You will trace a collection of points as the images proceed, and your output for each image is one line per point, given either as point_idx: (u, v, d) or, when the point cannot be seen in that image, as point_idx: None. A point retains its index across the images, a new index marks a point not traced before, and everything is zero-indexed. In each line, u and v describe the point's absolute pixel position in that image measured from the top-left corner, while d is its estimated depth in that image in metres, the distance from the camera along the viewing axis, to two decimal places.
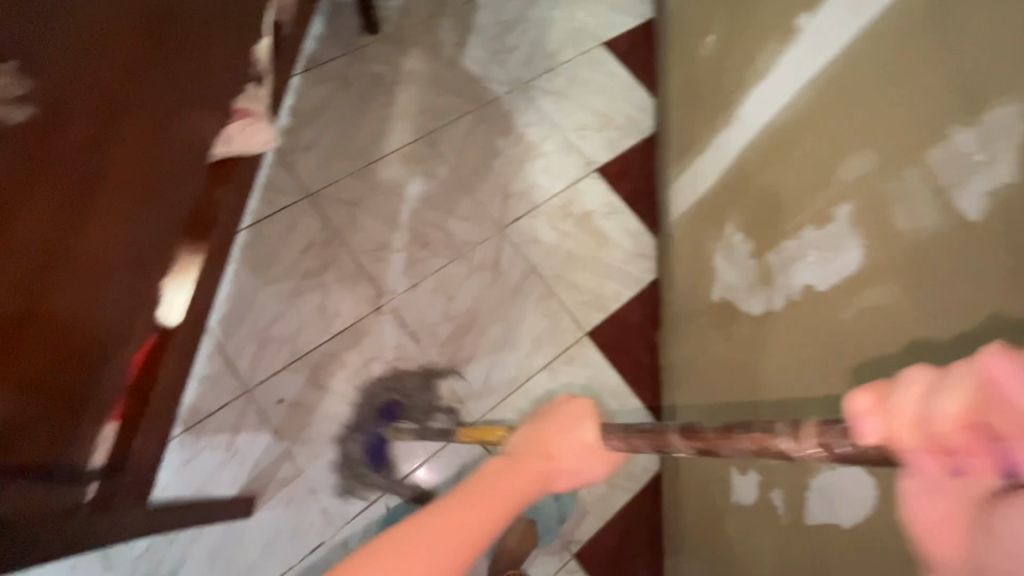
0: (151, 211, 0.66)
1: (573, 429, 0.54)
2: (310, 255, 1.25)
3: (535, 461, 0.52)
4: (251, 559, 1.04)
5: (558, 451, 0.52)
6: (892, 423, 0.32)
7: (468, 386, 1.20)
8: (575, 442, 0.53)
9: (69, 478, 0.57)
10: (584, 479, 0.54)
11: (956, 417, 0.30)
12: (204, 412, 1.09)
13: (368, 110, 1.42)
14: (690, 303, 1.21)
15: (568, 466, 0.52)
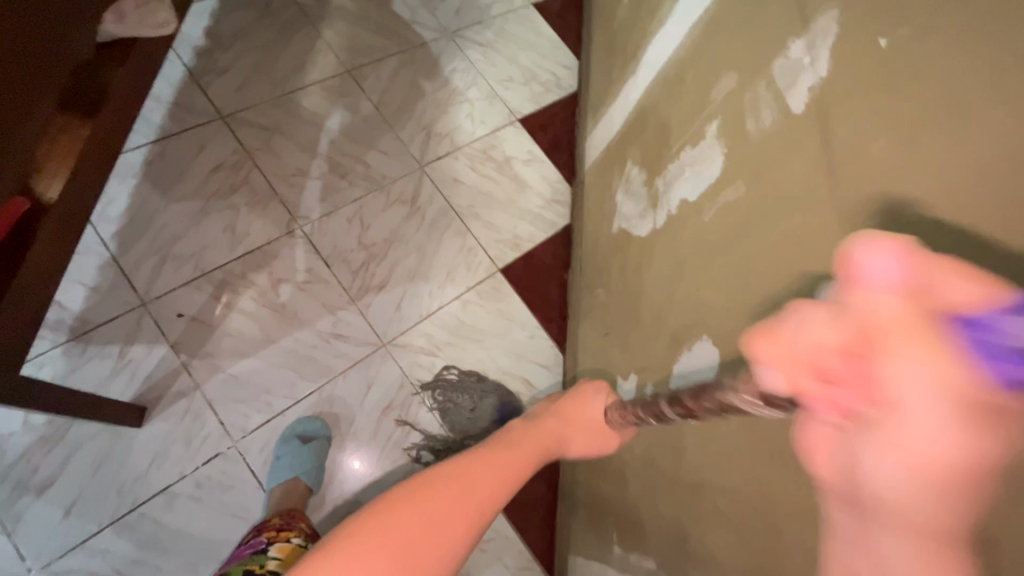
0: (27, 59, 0.64)
1: (585, 403, 0.83)
2: (219, 176, 1.22)
3: (547, 427, 0.74)
4: (140, 468, 0.99)
5: (570, 428, 0.78)
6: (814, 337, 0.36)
7: (381, 312, 1.21)
8: (587, 412, 0.82)
9: None
10: (588, 446, 0.79)
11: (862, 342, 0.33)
12: (91, 322, 1.05)
13: (291, 41, 1.40)
14: (597, 239, 1.27)
15: (572, 434, 0.78)
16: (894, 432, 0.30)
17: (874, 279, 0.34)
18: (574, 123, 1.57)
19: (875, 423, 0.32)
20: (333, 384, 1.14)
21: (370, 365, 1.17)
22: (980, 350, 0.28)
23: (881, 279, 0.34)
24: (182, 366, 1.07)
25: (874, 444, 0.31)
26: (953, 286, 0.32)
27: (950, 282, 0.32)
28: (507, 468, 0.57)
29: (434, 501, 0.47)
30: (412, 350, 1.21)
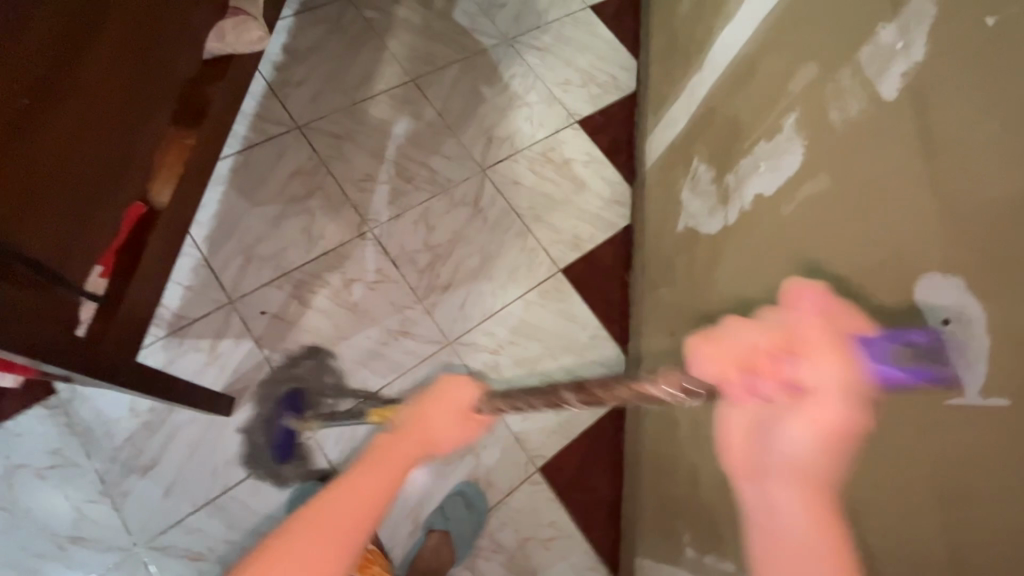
0: (150, 78, 0.71)
1: (444, 403, 0.57)
2: (296, 182, 1.29)
3: (413, 432, 0.55)
4: (229, 454, 1.07)
5: (432, 423, 0.56)
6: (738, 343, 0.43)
7: (447, 311, 1.25)
8: (445, 417, 0.56)
9: (68, 296, 0.65)
10: (455, 437, 0.57)
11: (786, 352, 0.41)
12: (186, 318, 1.13)
13: (360, 52, 1.47)
14: (661, 238, 1.26)
15: (419, 439, 0.55)
16: (789, 425, 0.40)
17: (804, 304, 0.43)
18: (633, 123, 1.57)
19: (798, 408, 0.40)
20: (403, 380, 1.18)
21: (437, 362, 1.21)
22: (873, 357, 0.40)
23: (805, 302, 0.43)
24: (266, 360, 1.14)
25: (794, 430, 0.40)
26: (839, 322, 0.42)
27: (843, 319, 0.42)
28: (367, 506, 0.48)
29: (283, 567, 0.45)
30: (476, 348, 1.24)
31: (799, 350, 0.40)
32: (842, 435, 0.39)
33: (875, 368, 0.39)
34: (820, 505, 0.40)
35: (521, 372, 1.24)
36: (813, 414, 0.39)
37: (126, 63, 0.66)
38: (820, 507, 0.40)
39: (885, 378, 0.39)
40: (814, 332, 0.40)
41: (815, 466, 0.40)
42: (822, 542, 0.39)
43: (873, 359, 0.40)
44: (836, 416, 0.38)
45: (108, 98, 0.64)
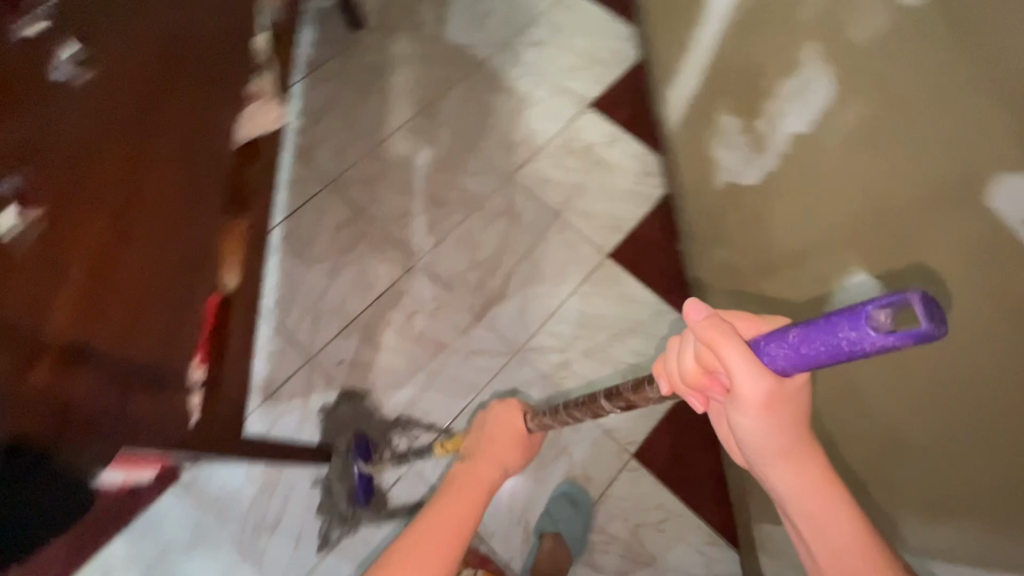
0: (199, 179, 0.76)
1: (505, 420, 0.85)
2: (341, 234, 1.36)
3: (486, 454, 0.80)
4: (344, 500, 1.14)
5: (498, 443, 0.82)
6: (682, 366, 0.51)
7: (507, 322, 1.27)
8: (509, 426, 0.84)
9: (171, 395, 0.71)
10: (513, 458, 0.82)
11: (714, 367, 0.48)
12: (275, 382, 1.22)
13: (369, 97, 1.53)
14: (702, 200, 1.22)
15: (497, 458, 0.80)
16: (741, 415, 0.49)
17: (694, 322, 0.47)
18: (646, 91, 1.53)
19: (750, 410, 0.48)
20: (484, 397, 1.21)
21: (511, 373, 1.24)
22: (778, 353, 0.44)
23: (696, 318, 0.47)
24: (354, 405, 1.20)
25: (747, 422, 0.49)
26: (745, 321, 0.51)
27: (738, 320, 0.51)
28: (456, 522, 0.67)
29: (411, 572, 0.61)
30: (544, 351, 1.25)
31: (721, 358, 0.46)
32: (782, 414, 0.48)
33: (778, 361, 0.44)
34: (797, 460, 0.51)
35: (594, 364, 1.24)
36: (756, 410, 0.47)
37: (177, 172, 0.71)
38: (804, 458, 0.52)
39: (814, 362, 0.42)
40: (721, 343, 0.45)
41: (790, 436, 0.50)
42: (816, 483, 0.52)
43: (812, 348, 0.41)
44: (759, 397, 0.46)
45: (168, 210, 0.69)
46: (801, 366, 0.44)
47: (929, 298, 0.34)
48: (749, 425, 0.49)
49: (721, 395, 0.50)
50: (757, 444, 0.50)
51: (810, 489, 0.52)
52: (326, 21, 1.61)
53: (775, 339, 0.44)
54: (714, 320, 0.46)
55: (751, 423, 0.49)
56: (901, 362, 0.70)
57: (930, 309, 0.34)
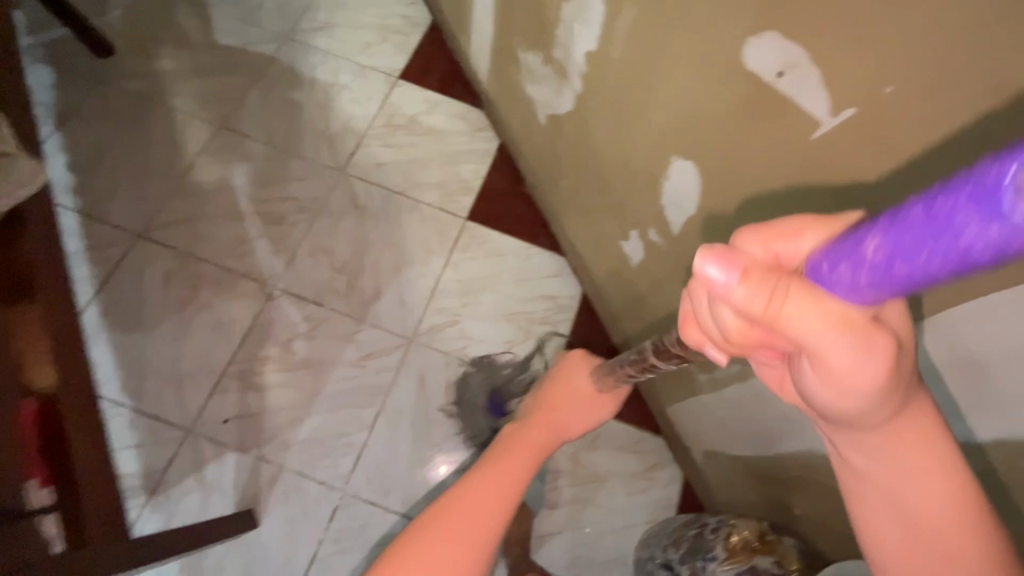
0: None
1: (569, 375, 0.81)
2: (174, 286, 1.20)
3: (545, 418, 0.76)
4: (282, 557, 1.05)
5: (562, 407, 0.78)
6: (729, 321, 0.41)
7: (391, 315, 1.23)
8: (573, 388, 0.80)
9: (19, 525, 0.59)
10: (578, 426, 0.78)
11: (780, 320, 0.38)
12: (156, 470, 1.07)
13: (150, 128, 1.33)
14: (532, 139, 1.26)
15: (563, 415, 0.78)
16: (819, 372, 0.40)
17: (732, 301, 0.39)
18: (448, 50, 1.52)
19: (849, 356, 0.38)
20: (392, 397, 1.17)
21: (411, 363, 1.20)
22: (841, 275, 0.34)
23: (726, 287, 0.38)
24: (256, 459, 1.09)
25: (821, 378, 0.40)
26: (796, 241, 0.41)
27: (797, 245, 0.41)
28: (533, 454, 0.70)
29: (459, 519, 0.59)
30: (436, 330, 1.23)
31: (777, 321, 0.38)
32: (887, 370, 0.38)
33: (841, 287, 0.35)
34: (902, 444, 0.43)
35: (487, 324, 1.25)
36: (850, 371, 0.38)
37: None
38: (907, 425, 0.43)
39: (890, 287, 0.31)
40: (783, 294, 0.37)
41: (893, 396, 0.40)
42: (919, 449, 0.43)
43: (904, 265, 0.28)
44: (848, 358, 0.38)
45: None
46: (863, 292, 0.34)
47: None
48: (823, 380, 0.40)
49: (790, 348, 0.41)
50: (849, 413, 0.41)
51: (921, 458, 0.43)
52: (58, 54, 1.35)
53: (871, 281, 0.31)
54: (765, 291, 0.37)
55: (822, 380, 0.40)
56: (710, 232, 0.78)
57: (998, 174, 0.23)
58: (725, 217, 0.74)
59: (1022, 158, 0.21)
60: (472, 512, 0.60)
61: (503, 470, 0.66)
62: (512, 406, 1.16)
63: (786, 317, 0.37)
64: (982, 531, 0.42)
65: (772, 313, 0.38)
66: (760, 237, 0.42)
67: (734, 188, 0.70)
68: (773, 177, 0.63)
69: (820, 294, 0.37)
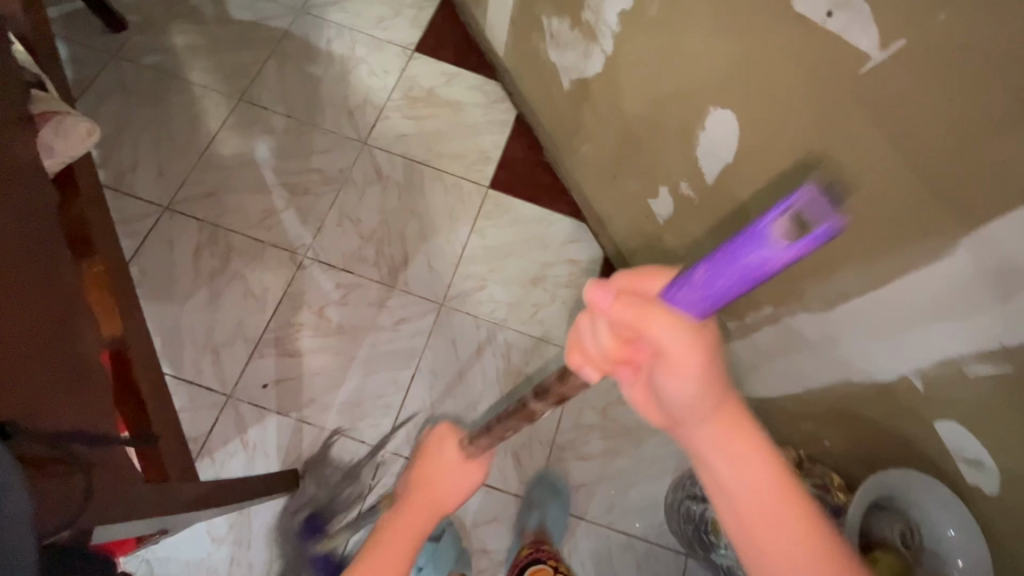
0: (36, 217, 0.63)
1: (433, 457, 0.59)
2: (205, 257, 1.21)
3: (416, 509, 0.58)
4: (328, 514, 1.08)
5: (437, 488, 0.58)
6: (594, 346, 0.35)
7: (421, 281, 1.25)
8: (439, 467, 0.59)
9: (114, 459, 0.61)
10: (460, 494, 0.59)
11: (648, 334, 0.32)
12: (200, 434, 1.09)
13: (170, 102, 1.33)
14: (553, 107, 1.29)
15: (439, 497, 0.58)
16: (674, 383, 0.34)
17: (605, 310, 0.33)
18: (462, 24, 1.54)
19: (684, 377, 0.34)
20: (427, 359, 1.20)
21: (443, 326, 1.23)
22: (686, 299, 0.30)
23: (606, 305, 0.33)
24: (298, 421, 1.12)
25: (678, 391, 0.35)
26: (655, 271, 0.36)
27: (653, 279, 0.36)
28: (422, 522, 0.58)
29: None
30: (466, 294, 1.26)
31: (644, 333, 0.32)
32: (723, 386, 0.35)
33: (692, 309, 0.31)
34: (771, 481, 0.37)
35: (515, 289, 1.29)
36: (690, 372, 0.33)
37: (13, 212, 0.58)
38: (748, 438, 0.37)
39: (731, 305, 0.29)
40: (649, 309, 0.32)
41: (725, 402, 0.36)
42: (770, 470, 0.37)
43: (727, 291, 0.28)
44: (695, 364, 0.33)
45: (20, 259, 0.57)
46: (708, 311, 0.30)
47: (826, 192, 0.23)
48: (677, 397, 0.35)
49: (643, 361, 0.35)
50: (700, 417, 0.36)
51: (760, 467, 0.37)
52: (73, 29, 1.34)
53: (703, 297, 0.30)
54: (630, 303, 0.32)
55: (681, 399, 0.35)
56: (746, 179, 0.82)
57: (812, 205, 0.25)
58: (761, 161, 0.78)
59: (801, 192, 0.24)
60: None
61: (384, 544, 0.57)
62: (335, 529, 1.07)
63: (651, 331, 0.32)
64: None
65: (645, 327, 0.32)
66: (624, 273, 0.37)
67: (771, 134, 0.75)
68: (812, 119, 0.68)
69: (675, 312, 0.31)
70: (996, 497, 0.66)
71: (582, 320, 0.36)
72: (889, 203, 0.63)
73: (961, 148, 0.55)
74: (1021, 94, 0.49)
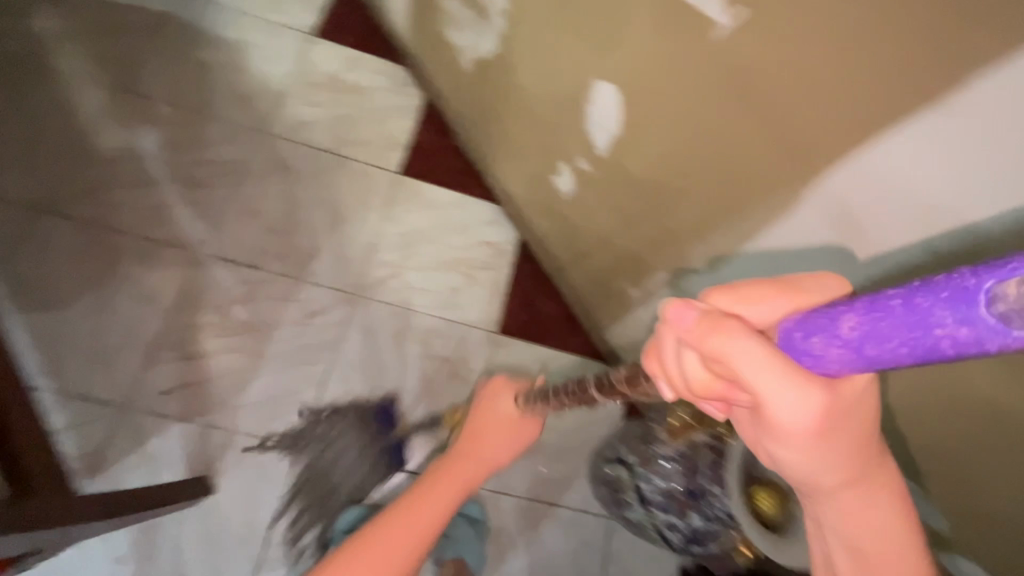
0: None
1: (492, 402, 0.87)
2: (87, 261, 1.11)
3: (478, 449, 0.82)
4: (244, 520, 1.03)
5: (488, 432, 0.84)
6: (690, 372, 0.35)
7: (332, 272, 1.22)
8: (495, 413, 0.86)
9: None
10: (507, 449, 0.84)
11: (728, 360, 0.32)
12: (92, 451, 1.00)
13: (35, 93, 1.21)
14: (458, 89, 1.29)
15: (489, 450, 0.82)
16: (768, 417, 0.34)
17: (683, 331, 0.35)
18: (363, 7, 1.50)
19: (796, 405, 0.33)
20: (342, 351, 1.16)
21: (359, 316, 1.20)
22: (825, 349, 0.31)
23: (685, 325, 0.34)
24: (204, 427, 1.06)
25: (783, 421, 0.33)
26: (762, 302, 0.37)
27: (759, 306, 0.37)
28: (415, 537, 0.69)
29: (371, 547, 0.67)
30: (380, 283, 1.24)
31: (732, 370, 0.32)
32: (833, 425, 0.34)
33: (822, 354, 0.31)
34: (866, 485, 0.39)
35: (431, 274, 1.27)
36: (794, 426, 0.33)
37: None
38: (869, 488, 0.39)
39: (865, 356, 0.30)
40: (735, 339, 0.32)
41: (854, 423, 0.35)
42: (859, 459, 0.38)
43: (873, 344, 0.29)
44: (801, 406, 0.32)
45: None
46: (844, 360, 0.31)
47: None
48: (783, 433, 0.34)
49: (740, 398, 0.34)
50: (797, 457, 0.35)
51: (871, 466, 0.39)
52: None
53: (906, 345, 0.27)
54: (712, 320, 0.34)
55: (786, 432, 0.34)
56: (633, 149, 0.86)
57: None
58: (642, 132, 0.82)
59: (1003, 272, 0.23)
60: (381, 548, 0.67)
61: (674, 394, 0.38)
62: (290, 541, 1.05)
63: (731, 357, 0.32)
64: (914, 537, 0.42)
65: (734, 372, 0.32)
66: (727, 295, 0.38)
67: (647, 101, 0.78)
68: (677, 84, 0.72)
69: (778, 357, 0.32)
70: None
71: (680, 358, 0.35)
72: (747, 158, 0.68)
73: (788, 112, 0.60)
74: (829, 57, 0.53)
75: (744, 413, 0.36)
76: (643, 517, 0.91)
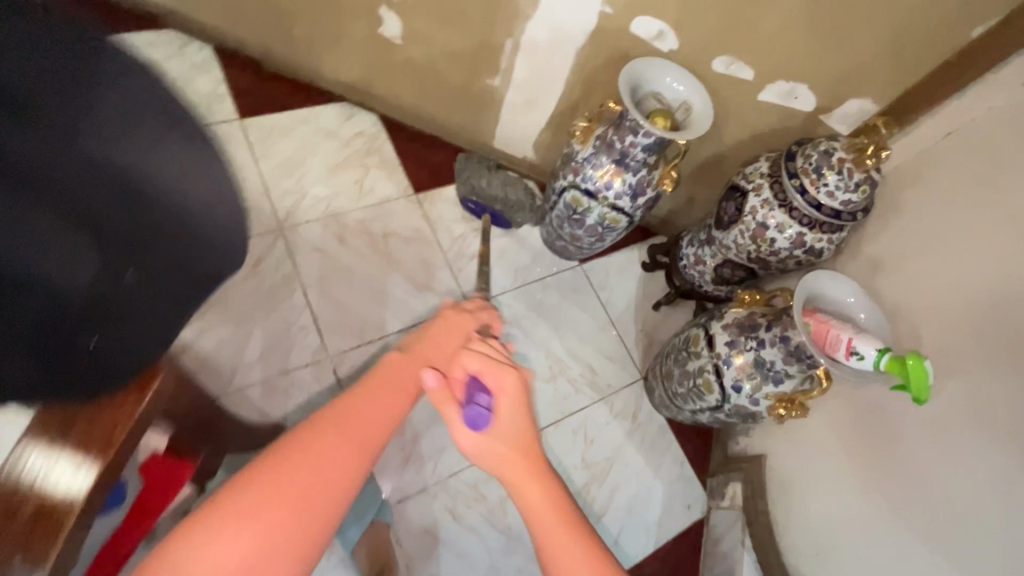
0: None
1: (454, 331, 0.72)
2: None
3: (432, 350, 0.68)
4: None
5: (434, 347, 0.69)
6: (468, 443, 0.60)
7: (247, 222, 1.25)
8: (455, 342, 0.71)
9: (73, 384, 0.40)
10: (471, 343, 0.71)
11: (442, 404, 0.61)
12: None
13: None
14: (245, 10, 1.32)
15: (439, 355, 0.68)
16: (459, 433, 0.60)
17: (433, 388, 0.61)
18: None
19: (472, 438, 0.60)
20: (304, 273, 1.23)
21: (296, 242, 1.26)
22: (475, 414, 0.60)
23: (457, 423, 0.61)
24: (237, 392, 1.10)
25: (461, 432, 0.60)
26: (482, 363, 0.64)
27: (489, 370, 0.63)
28: (370, 439, 0.54)
29: (269, 504, 0.47)
30: (295, 208, 1.29)
31: (442, 406, 0.61)
32: (495, 450, 0.59)
33: (477, 422, 0.60)
34: (510, 480, 0.58)
35: (331, 182, 1.35)
36: (478, 443, 0.60)
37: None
38: (527, 478, 0.57)
39: (478, 425, 0.60)
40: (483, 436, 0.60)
41: (492, 449, 0.59)
42: (541, 519, 0.55)
43: (480, 412, 0.60)
44: (468, 437, 0.60)
45: None
46: (479, 425, 0.60)
47: (481, 430, 0.60)
48: (465, 432, 0.60)
49: (462, 391, 0.63)
50: (470, 449, 0.60)
51: (530, 491, 0.56)
52: None
53: (459, 429, 0.60)
54: (444, 392, 0.61)
55: (467, 432, 0.60)
56: None
57: (473, 413, 0.60)
58: None
59: (484, 425, 0.60)
60: (286, 478, 0.49)
61: (381, 408, 0.57)
62: None
63: (455, 431, 0.61)
64: (574, 527, 0.55)
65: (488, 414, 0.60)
66: (477, 360, 0.64)
67: None
68: None
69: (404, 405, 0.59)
70: (678, 47, 1.04)
71: (484, 343, 0.68)
72: None
73: None
74: None
75: (450, 412, 0.61)
76: (598, 209, 1.14)
